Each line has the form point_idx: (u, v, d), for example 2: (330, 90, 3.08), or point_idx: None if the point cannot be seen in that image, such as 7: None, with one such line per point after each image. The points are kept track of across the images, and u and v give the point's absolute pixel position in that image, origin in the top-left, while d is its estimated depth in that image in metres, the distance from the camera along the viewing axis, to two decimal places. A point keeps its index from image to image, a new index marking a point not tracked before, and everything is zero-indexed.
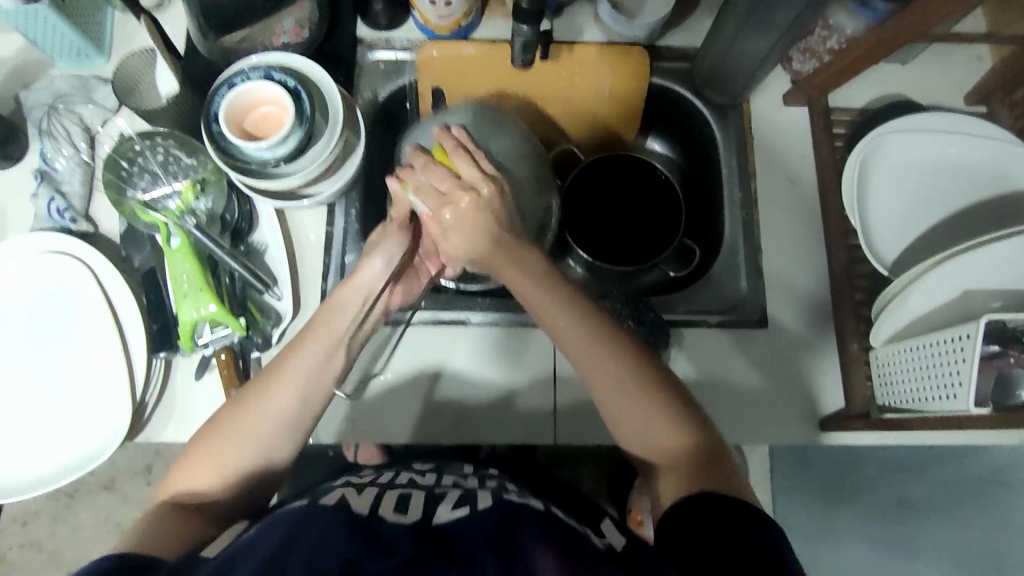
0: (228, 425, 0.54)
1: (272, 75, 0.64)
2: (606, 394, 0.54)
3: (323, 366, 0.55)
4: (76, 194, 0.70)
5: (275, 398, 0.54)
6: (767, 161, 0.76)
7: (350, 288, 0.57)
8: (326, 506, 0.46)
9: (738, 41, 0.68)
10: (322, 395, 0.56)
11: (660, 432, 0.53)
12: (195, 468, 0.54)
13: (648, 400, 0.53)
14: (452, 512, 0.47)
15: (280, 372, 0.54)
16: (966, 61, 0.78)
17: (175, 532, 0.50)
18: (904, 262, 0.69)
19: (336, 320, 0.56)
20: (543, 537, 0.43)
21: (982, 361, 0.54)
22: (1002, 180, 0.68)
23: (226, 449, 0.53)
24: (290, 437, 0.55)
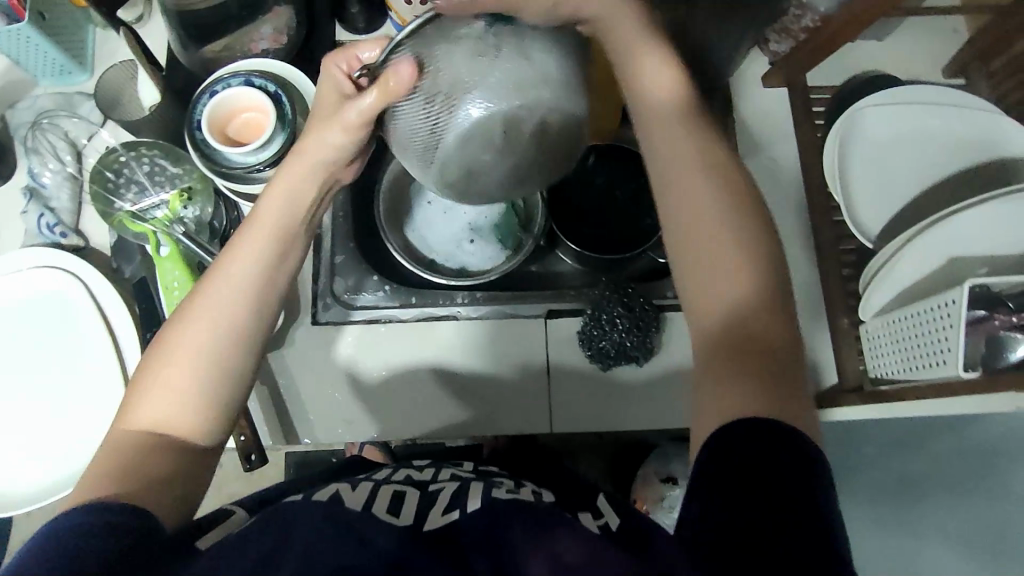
0: (171, 345, 0.44)
1: (253, 81, 0.65)
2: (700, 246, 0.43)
3: (275, 259, 0.48)
4: (65, 209, 0.71)
5: (225, 295, 0.45)
6: (749, 142, 0.77)
7: (303, 177, 0.49)
8: (319, 503, 0.44)
9: (712, 24, 0.68)
10: (276, 285, 0.48)
11: (744, 285, 0.41)
12: (139, 409, 0.43)
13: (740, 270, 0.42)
14: (444, 517, 0.45)
15: (223, 270, 0.46)
16: (943, 34, 0.79)
17: (151, 492, 0.41)
18: (890, 235, 0.69)
19: (282, 202, 0.48)
20: (533, 529, 0.42)
21: (971, 325, 0.54)
22: (982, 149, 0.69)
23: (175, 375, 0.43)
24: (251, 348, 0.46)
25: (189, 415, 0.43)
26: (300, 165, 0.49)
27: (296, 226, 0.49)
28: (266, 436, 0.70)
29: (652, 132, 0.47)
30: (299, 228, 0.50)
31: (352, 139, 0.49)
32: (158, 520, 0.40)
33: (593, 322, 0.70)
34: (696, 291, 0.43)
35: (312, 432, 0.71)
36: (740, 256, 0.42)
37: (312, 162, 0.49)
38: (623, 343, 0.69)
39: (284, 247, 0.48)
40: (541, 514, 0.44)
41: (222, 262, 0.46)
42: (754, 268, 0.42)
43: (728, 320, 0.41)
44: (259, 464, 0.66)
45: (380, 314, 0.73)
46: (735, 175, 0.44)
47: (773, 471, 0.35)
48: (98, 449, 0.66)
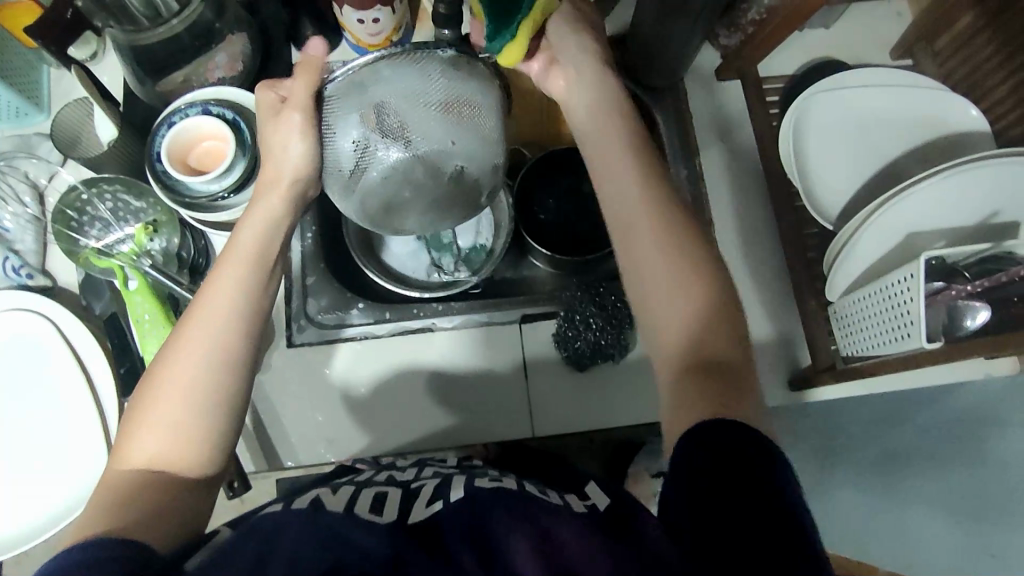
0: (168, 376, 0.45)
1: (210, 110, 0.66)
2: (643, 259, 0.48)
3: (260, 281, 0.49)
4: (30, 250, 0.70)
5: (218, 322, 0.47)
6: (706, 136, 0.79)
7: (279, 195, 0.52)
8: (301, 508, 0.44)
9: (659, 24, 0.70)
10: (265, 310, 0.50)
11: (697, 287, 0.46)
12: (145, 436, 0.44)
13: (687, 273, 0.47)
14: (428, 509, 0.45)
15: (210, 296, 0.48)
16: (886, 17, 0.81)
17: (155, 524, 0.42)
18: (849, 215, 0.70)
19: (264, 222, 0.51)
20: (514, 519, 0.42)
21: (929, 296, 0.55)
22: (928, 127, 0.71)
23: (175, 408, 0.44)
24: (247, 366, 0.47)
25: (192, 441, 0.45)
26: (279, 188, 0.52)
27: (273, 248, 0.51)
28: (249, 461, 0.70)
29: (595, 140, 0.53)
30: (277, 250, 0.52)
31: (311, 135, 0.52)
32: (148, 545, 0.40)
33: (567, 324, 0.70)
34: (656, 322, 0.47)
35: (294, 454, 0.71)
36: (683, 279, 0.46)
37: (286, 183, 0.53)
38: (598, 341, 0.69)
39: (266, 271, 0.50)
40: (527, 506, 0.43)
41: (209, 292, 0.48)
42: (693, 281, 0.46)
43: (687, 334, 0.46)
44: (243, 490, 0.65)
45: (351, 330, 0.73)
46: (664, 202, 0.49)
47: (741, 458, 0.39)
48: (80, 489, 0.65)
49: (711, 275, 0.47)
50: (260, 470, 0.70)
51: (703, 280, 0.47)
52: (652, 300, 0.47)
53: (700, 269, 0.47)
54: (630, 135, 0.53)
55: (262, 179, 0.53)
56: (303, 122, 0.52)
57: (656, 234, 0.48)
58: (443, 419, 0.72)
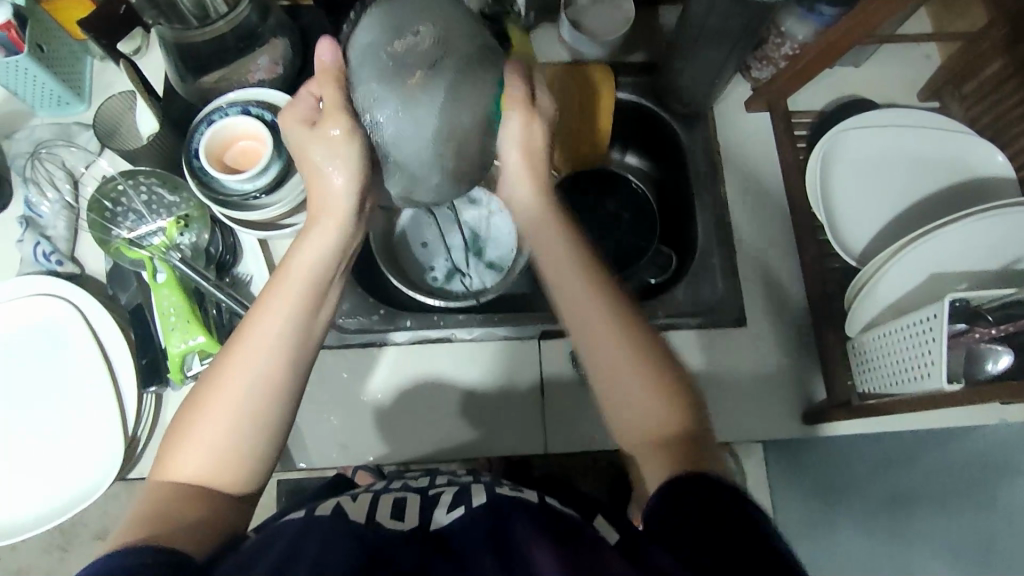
0: (212, 404, 0.46)
1: (249, 110, 0.67)
2: (606, 373, 0.48)
3: (311, 307, 0.50)
4: (61, 237, 0.71)
5: (269, 349, 0.47)
6: (733, 165, 0.80)
7: (333, 223, 0.52)
8: (324, 516, 0.45)
9: (694, 53, 0.71)
10: (315, 336, 0.50)
11: (659, 398, 0.47)
12: (184, 454, 0.45)
13: (646, 378, 0.47)
14: (449, 515, 0.47)
15: (258, 325, 0.48)
16: (916, 60, 0.82)
17: (198, 530, 0.43)
18: (871, 252, 0.71)
19: (320, 251, 0.51)
20: (538, 526, 0.43)
21: (951, 338, 0.56)
22: (954, 168, 0.72)
23: (221, 432, 0.45)
24: (292, 395, 0.48)
25: (235, 465, 0.46)
26: (333, 214, 0.52)
27: (328, 277, 0.51)
28: None
29: (562, 284, 0.51)
30: (332, 278, 0.52)
31: (356, 145, 0.51)
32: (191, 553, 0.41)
33: None
34: (614, 413, 0.48)
35: (308, 456, 0.71)
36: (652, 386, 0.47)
37: (343, 214, 0.52)
38: None
39: (318, 300, 0.50)
40: (548, 517, 0.45)
41: (258, 316, 0.48)
42: (657, 387, 0.47)
43: (640, 429, 0.47)
44: None
45: (372, 335, 0.73)
46: (627, 309, 0.50)
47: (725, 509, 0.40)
48: (92, 476, 0.65)
49: (673, 380, 0.48)
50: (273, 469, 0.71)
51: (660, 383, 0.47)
52: (619, 407, 0.48)
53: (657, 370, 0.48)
54: (595, 278, 0.50)
55: (312, 211, 0.52)
56: (346, 134, 0.50)
57: (623, 347, 0.48)
58: (456, 430, 0.72)
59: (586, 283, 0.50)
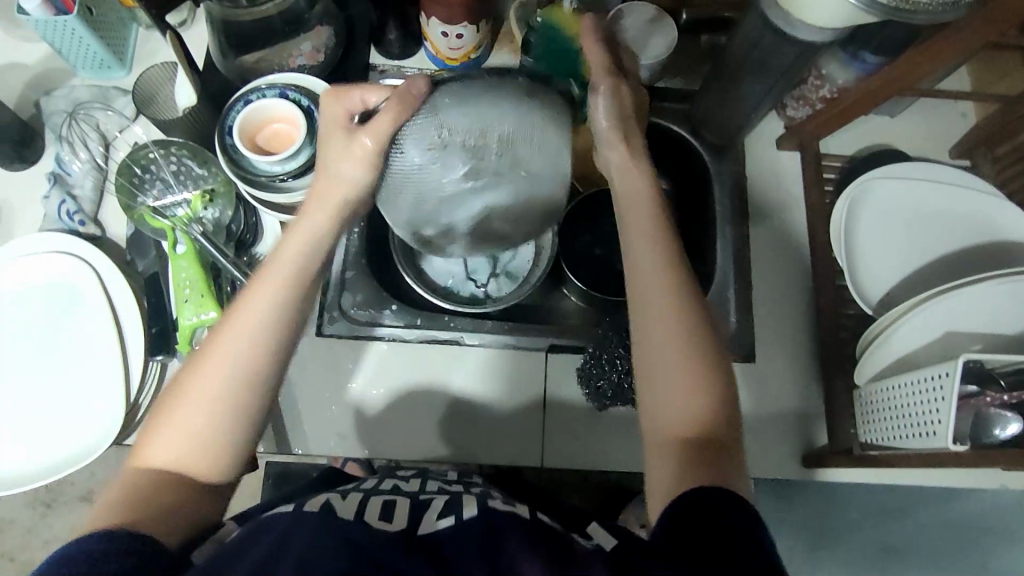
0: (186, 392, 0.45)
1: (287, 94, 0.67)
2: (648, 350, 0.46)
3: (299, 293, 0.48)
4: (87, 198, 0.72)
5: (251, 333, 0.46)
6: (758, 201, 0.80)
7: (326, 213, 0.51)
8: (312, 511, 0.45)
9: (733, 85, 0.71)
10: (301, 322, 0.49)
11: (698, 389, 0.45)
12: (160, 443, 0.45)
13: (692, 369, 0.45)
14: (438, 522, 0.47)
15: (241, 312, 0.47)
16: (952, 116, 0.82)
17: (172, 522, 0.43)
18: (888, 303, 0.71)
19: (313, 236, 0.50)
20: (530, 545, 0.43)
21: (961, 400, 0.55)
22: (980, 227, 0.71)
23: (196, 419, 0.45)
24: (271, 379, 0.47)
25: (208, 454, 0.45)
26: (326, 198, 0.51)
27: (316, 263, 0.49)
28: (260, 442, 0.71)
29: (632, 233, 0.50)
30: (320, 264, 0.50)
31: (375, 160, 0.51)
32: (165, 543, 0.42)
33: (593, 361, 0.69)
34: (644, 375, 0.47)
35: (304, 442, 0.71)
36: (693, 369, 0.45)
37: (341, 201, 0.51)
38: (620, 384, 0.67)
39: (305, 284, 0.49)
40: (539, 533, 0.45)
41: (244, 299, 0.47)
42: (703, 376, 0.45)
43: (678, 425, 0.45)
44: None
45: (380, 330, 0.74)
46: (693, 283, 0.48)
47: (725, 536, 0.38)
48: (89, 438, 0.66)
49: (725, 374, 0.46)
50: (269, 451, 0.71)
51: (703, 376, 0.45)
52: (652, 392, 0.46)
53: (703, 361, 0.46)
54: (670, 241, 0.49)
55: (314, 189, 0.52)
56: (368, 160, 0.51)
57: (677, 319, 0.46)
58: (454, 433, 0.72)
59: (658, 235, 0.49)
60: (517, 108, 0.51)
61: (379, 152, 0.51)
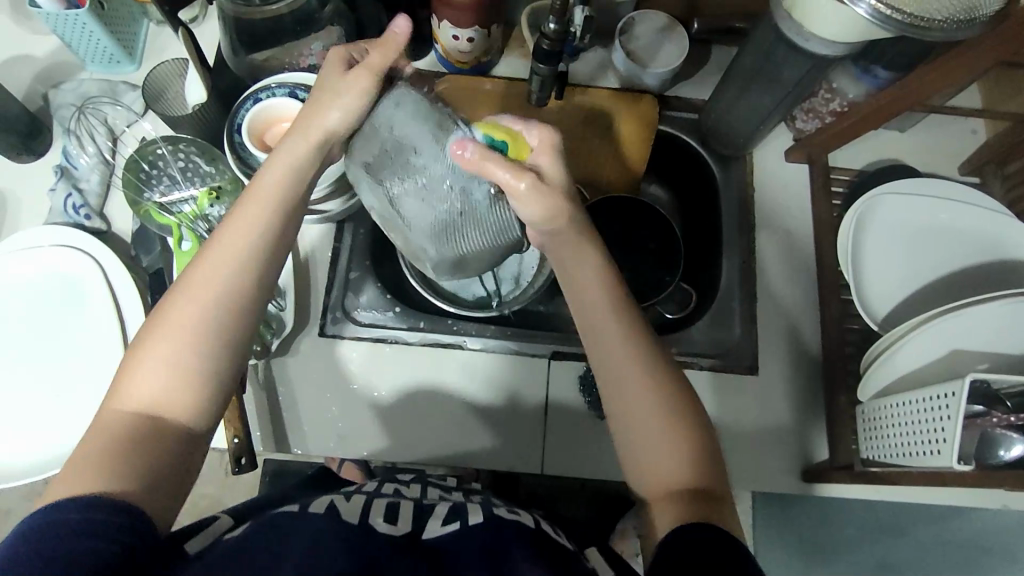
0: (170, 318, 0.45)
1: (298, 94, 0.67)
2: (621, 415, 0.49)
3: (278, 227, 0.49)
4: (93, 192, 0.72)
5: (235, 260, 0.47)
6: (765, 213, 0.79)
7: (305, 142, 0.51)
8: (318, 513, 0.44)
9: (743, 97, 0.71)
10: (275, 260, 0.49)
11: (675, 442, 0.47)
12: (138, 378, 0.44)
13: (667, 420, 0.48)
14: (442, 528, 0.46)
15: (223, 241, 0.47)
16: (961, 133, 0.82)
17: (154, 488, 0.42)
18: (894, 319, 0.70)
19: (288, 170, 0.51)
20: (529, 554, 0.43)
21: (967, 420, 0.55)
22: (988, 246, 0.71)
23: (177, 352, 0.44)
24: (252, 313, 0.48)
25: (191, 392, 0.44)
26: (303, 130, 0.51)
27: (295, 196, 0.51)
28: (258, 441, 0.70)
29: (586, 305, 0.51)
30: (299, 199, 0.51)
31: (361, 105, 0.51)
32: (153, 518, 0.41)
33: None
34: (623, 446, 0.49)
35: (303, 442, 0.71)
36: (660, 425, 0.48)
37: (317, 134, 0.51)
38: None
39: (288, 216, 0.50)
40: (540, 544, 0.44)
41: (226, 229, 0.48)
42: (677, 430, 0.48)
43: (659, 480, 0.47)
44: (248, 469, 0.64)
45: (383, 333, 0.73)
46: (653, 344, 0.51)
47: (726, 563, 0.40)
48: None
49: (699, 421, 0.48)
50: (267, 450, 0.71)
51: (673, 425, 0.48)
52: (629, 451, 0.49)
53: (678, 411, 0.48)
54: (623, 309, 0.51)
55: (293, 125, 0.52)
56: (360, 92, 0.51)
57: (647, 384, 0.49)
58: (454, 436, 0.72)
59: (613, 307, 0.51)
60: (423, 141, 0.48)
61: (372, 89, 0.51)
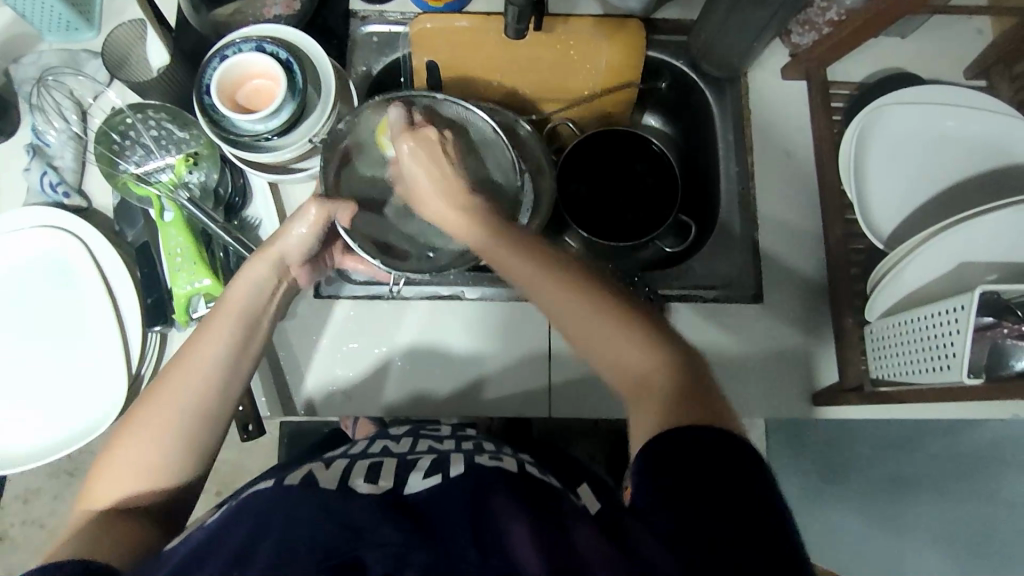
0: (144, 421, 0.48)
1: (264, 47, 0.63)
2: (571, 329, 0.51)
3: (243, 341, 0.52)
4: (68, 168, 0.70)
5: (201, 375, 0.50)
6: (764, 136, 0.76)
7: (262, 263, 0.55)
8: (292, 484, 0.45)
9: (733, 16, 0.67)
10: (244, 370, 0.52)
11: (640, 350, 0.49)
12: (109, 470, 0.47)
13: (618, 325, 0.49)
14: (423, 482, 0.47)
15: (192, 357, 0.50)
16: (966, 34, 0.77)
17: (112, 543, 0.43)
18: (899, 235, 0.68)
19: (248, 290, 0.54)
20: (519, 510, 0.42)
21: (977, 332, 0.54)
22: (998, 152, 0.67)
23: (144, 457, 0.47)
24: (222, 415, 0.50)
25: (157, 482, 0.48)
26: (261, 256, 0.55)
27: (259, 311, 0.54)
28: (264, 407, 0.70)
29: (507, 264, 0.53)
30: (263, 314, 0.55)
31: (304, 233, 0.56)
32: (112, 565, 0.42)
33: None
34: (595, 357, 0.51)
35: (309, 404, 0.71)
36: (612, 330, 0.49)
37: (273, 255, 0.55)
38: None
39: (250, 329, 0.53)
40: (526, 494, 0.45)
41: (194, 344, 0.51)
42: (636, 335, 0.49)
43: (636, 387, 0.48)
44: (257, 435, 0.65)
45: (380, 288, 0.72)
46: (573, 262, 0.52)
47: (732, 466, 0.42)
48: (94, 410, 0.66)
49: (650, 321, 0.50)
50: (275, 415, 0.71)
51: (631, 325, 0.50)
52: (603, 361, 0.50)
53: (625, 315, 0.50)
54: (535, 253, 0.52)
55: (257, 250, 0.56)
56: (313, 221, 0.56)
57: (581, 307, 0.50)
58: (459, 387, 0.71)
59: (524, 250, 0.52)
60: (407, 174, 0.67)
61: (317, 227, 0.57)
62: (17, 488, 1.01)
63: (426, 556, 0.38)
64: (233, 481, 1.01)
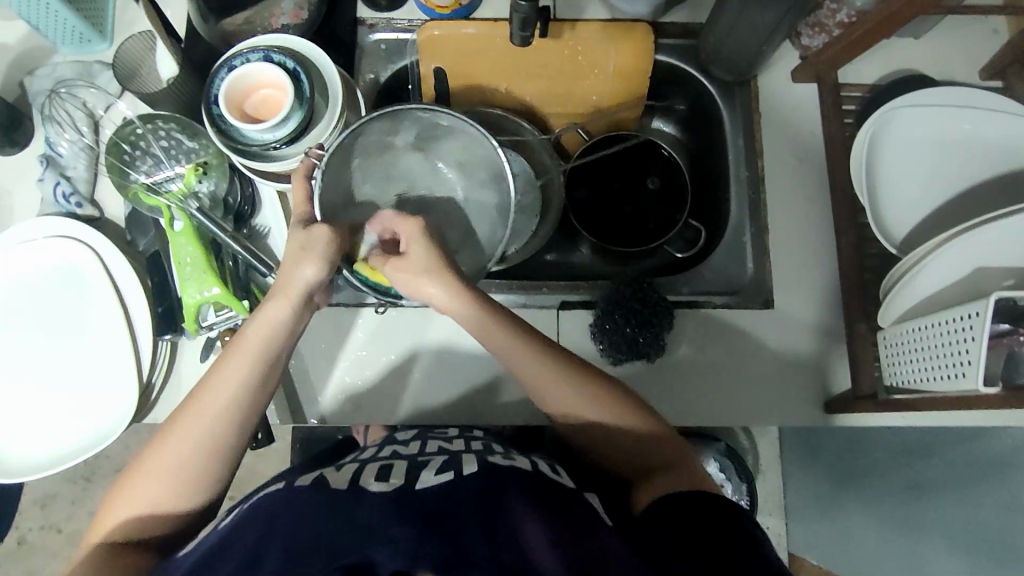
0: (164, 448, 0.50)
1: (272, 57, 0.63)
2: (566, 413, 0.56)
3: (259, 380, 0.52)
4: (80, 178, 0.71)
5: (217, 414, 0.51)
6: (775, 139, 0.75)
7: (283, 301, 0.53)
8: (302, 488, 0.45)
9: (741, 20, 0.67)
10: (260, 404, 0.53)
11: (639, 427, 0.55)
12: (124, 495, 0.49)
13: (612, 408, 0.55)
14: (435, 477, 0.47)
15: (212, 391, 0.51)
16: (981, 34, 0.76)
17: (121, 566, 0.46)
18: (914, 240, 0.67)
19: (269, 330, 0.53)
20: (533, 508, 0.42)
21: (993, 339, 0.52)
22: (1015, 154, 0.66)
23: (156, 486, 0.49)
24: (234, 450, 0.51)
25: (172, 504, 0.49)
26: (279, 295, 0.53)
27: (278, 353, 0.53)
28: (275, 415, 0.71)
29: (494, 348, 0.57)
30: (282, 352, 0.54)
31: (310, 270, 0.52)
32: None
33: (605, 317, 0.70)
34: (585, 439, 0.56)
35: (319, 412, 0.71)
36: (620, 416, 0.55)
37: (293, 295, 0.53)
38: (635, 337, 0.68)
39: (269, 369, 0.53)
40: (539, 494, 0.45)
41: (215, 379, 0.52)
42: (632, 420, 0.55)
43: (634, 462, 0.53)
44: (266, 443, 0.66)
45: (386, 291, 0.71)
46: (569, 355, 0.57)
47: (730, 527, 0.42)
48: (106, 419, 0.66)
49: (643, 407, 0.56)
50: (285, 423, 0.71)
51: (625, 410, 0.55)
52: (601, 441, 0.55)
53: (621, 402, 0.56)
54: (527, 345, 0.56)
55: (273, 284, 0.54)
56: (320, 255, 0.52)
57: (584, 400, 0.55)
58: (467, 395, 0.71)
59: (519, 341, 0.56)
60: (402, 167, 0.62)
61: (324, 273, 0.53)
62: (35, 492, 1.02)
63: (442, 549, 0.38)
64: (246, 486, 1.02)
